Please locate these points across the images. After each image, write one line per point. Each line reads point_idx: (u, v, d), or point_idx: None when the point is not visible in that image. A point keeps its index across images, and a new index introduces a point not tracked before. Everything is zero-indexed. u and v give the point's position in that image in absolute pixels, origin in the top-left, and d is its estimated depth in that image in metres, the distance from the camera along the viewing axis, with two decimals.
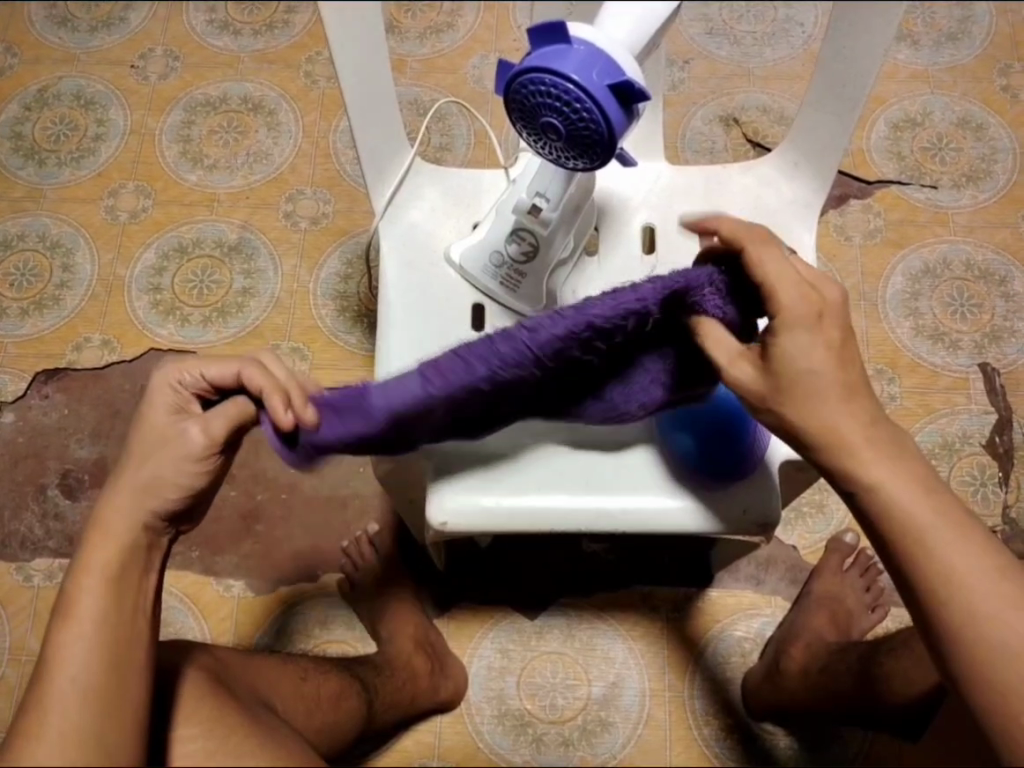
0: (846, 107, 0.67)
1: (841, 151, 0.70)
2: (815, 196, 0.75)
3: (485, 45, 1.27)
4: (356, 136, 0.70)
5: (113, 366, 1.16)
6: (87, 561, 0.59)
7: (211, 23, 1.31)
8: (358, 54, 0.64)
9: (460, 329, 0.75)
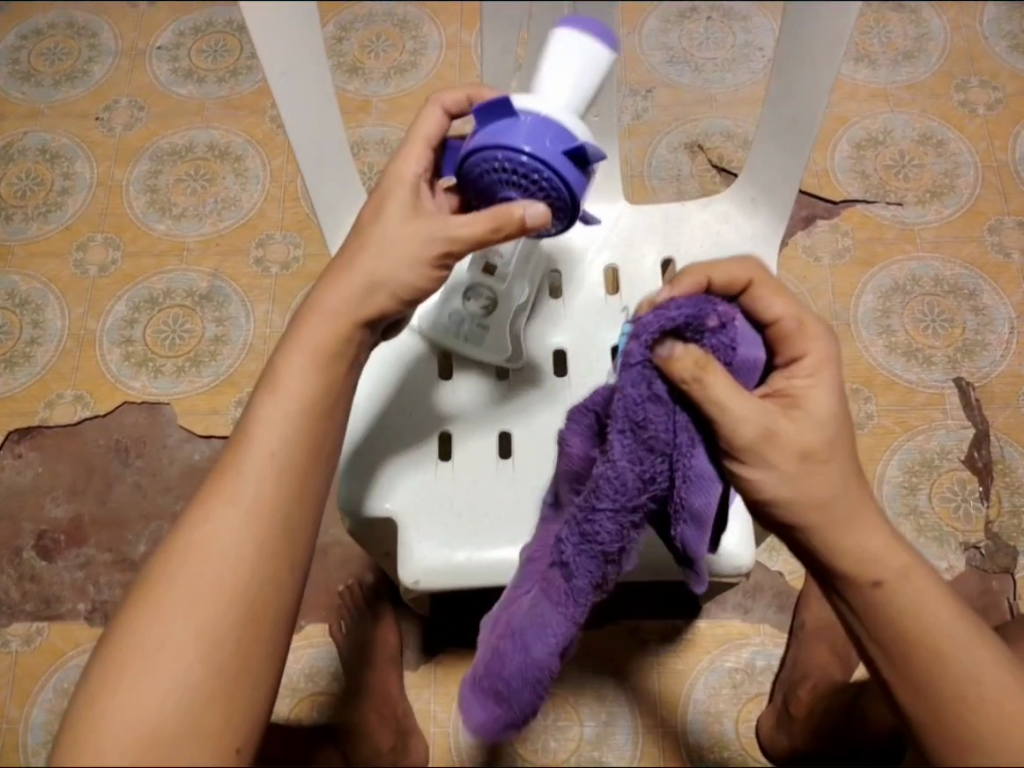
0: (795, 147, 0.68)
1: (797, 182, 0.70)
2: (774, 230, 0.74)
3: (448, 83, 1.28)
4: (312, 192, 0.71)
5: (86, 422, 1.15)
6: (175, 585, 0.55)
7: (174, 72, 1.32)
8: (308, 116, 0.65)
9: (423, 383, 0.75)
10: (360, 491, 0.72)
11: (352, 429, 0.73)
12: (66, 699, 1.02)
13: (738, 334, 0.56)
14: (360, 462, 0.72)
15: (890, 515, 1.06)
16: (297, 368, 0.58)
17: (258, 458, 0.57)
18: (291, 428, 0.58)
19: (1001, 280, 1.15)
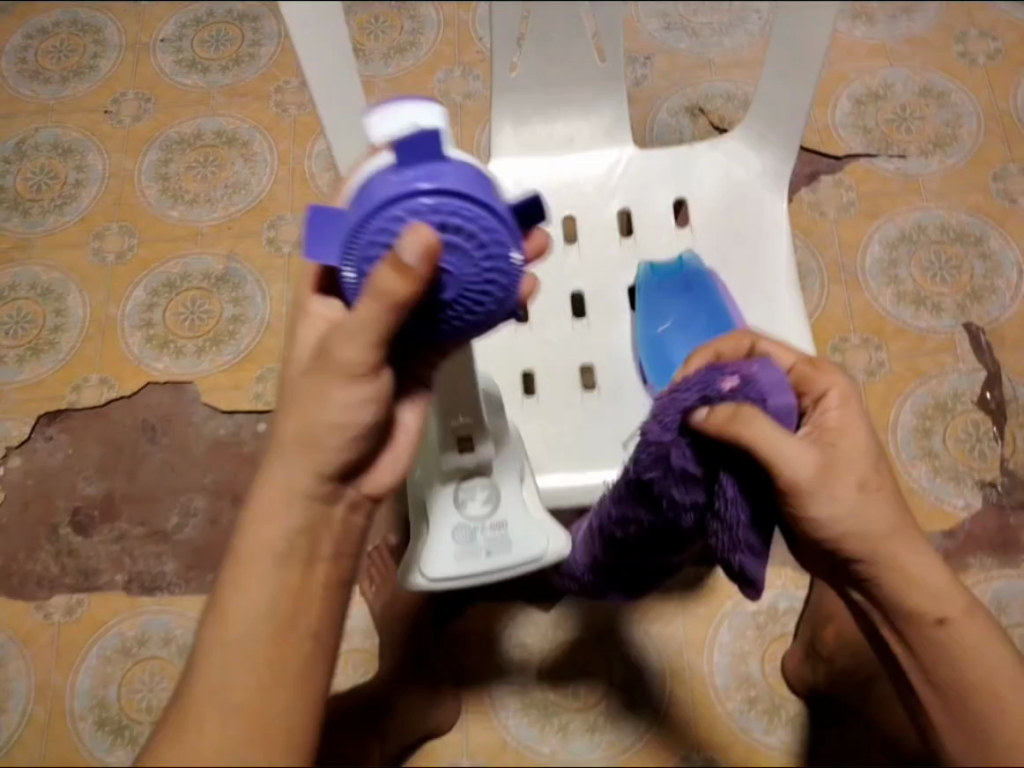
0: (806, 72, 0.68)
1: (804, 117, 0.71)
2: (783, 167, 0.75)
3: (449, 60, 1.30)
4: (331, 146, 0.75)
5: (113, 404, 1.18)
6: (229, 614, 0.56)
7: (179, 63, 1.34)
8: (324, 67, 0.69)
9: None
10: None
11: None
12: (110, 663, 1.09)
13: (769, 385, 0.61)
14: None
15: (904, 459, 1.08)
16: (284, 512, 0.57)
17: (258, 606, 0.56)
18: (284, 572, 0.57)
19: (1007, 226, 1.17)
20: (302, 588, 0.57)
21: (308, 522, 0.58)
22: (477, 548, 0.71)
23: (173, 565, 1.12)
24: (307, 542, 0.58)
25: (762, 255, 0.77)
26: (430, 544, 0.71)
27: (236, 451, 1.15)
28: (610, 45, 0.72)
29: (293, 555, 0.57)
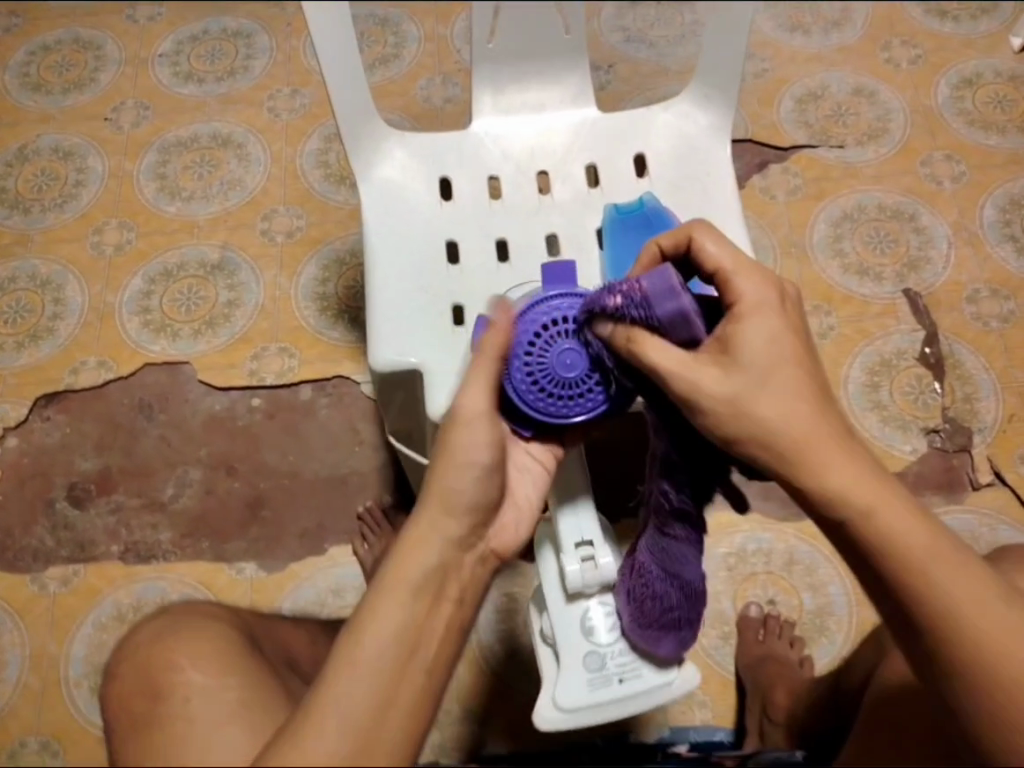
0: (738, 30, 0.83)
1: (738, 73, 0.87)
2: (726, 120, 0.90)
3: (429, 70, 1.42)
4: (335, 107, 0.85)
5: (111, 384, 1.23)
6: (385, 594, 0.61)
7: (176, 75, 1.43)
8: (331, 33, 0.80)
9: (438, 262, 0.87)
10: (388, 349, 0.83)
11: (380, 302, 0.85)
12: (105, 632, 1.11)
13: (652, 296, 0.66)
14: (389, 327, 0.84)
15: (856, 411, 1.17)
16: (428, 549, 0.63)
17: (383, 638, 0.58)
18: (416, 605, 0.61)
19: (937, 204, 1.29)
20: (429, 625, 0.61)
21: (444, 560, 0.64)
22: (608, 674, 0.81)
23: (169, 534, 1.15)
24: (439, 579, 0.63)
25: (712, 196, 0.89)
26: (566, 679, 0.82)
27: (231, 425, 1.20)
28: (574, 18, 0.87)
29: (425, 590, 0.61)
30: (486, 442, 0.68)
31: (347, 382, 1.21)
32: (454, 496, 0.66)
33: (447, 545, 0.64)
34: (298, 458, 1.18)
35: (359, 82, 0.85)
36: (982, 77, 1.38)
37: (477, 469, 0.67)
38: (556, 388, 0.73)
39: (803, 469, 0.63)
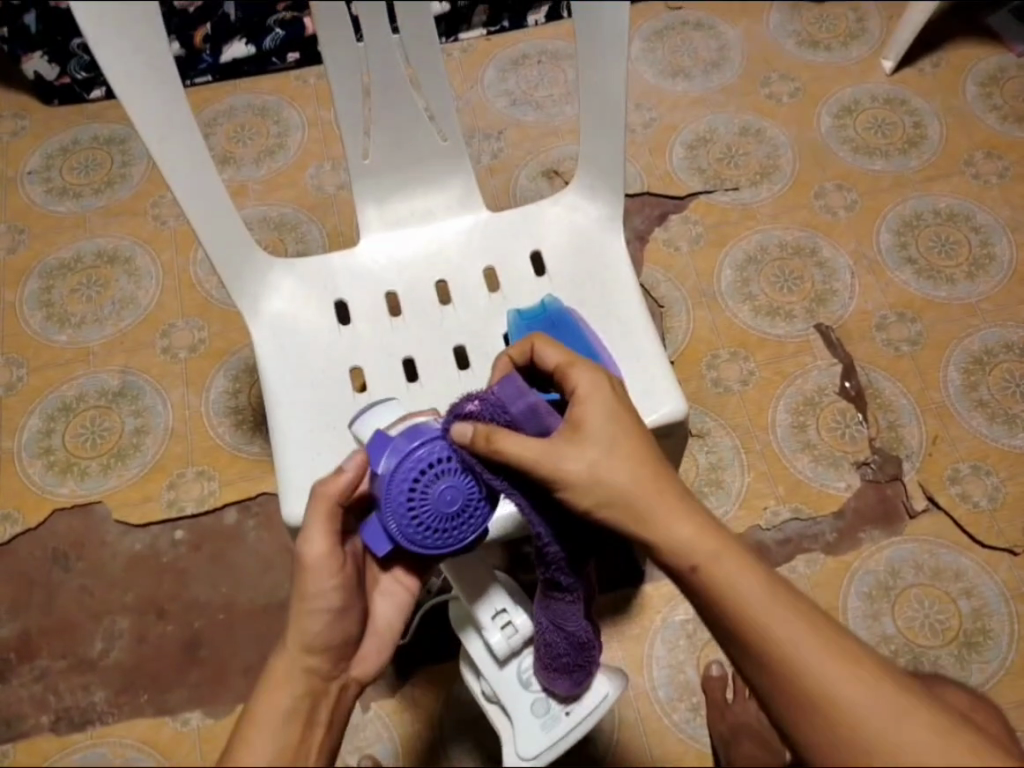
0: (615, 126, 0.80)
1: (621, 164, 0.83)
2: (615, 209, 0.87)
3: (317, 157, 1.38)
4: (207, 245, 0.80)
5: (20, 538, 1.15)
6: (255, 722, 0.64)
7: (49, 192, 1.36)
8: (188, 171, 0.75)
9: (342, 394, 0.82)
10: (299, 499, 0.77)
11: (285, 446, 0.79)
12: None
13: (504, 399, 0.66)
14: (297, 474, 0.78)
15: (787, 453, 1.19)
16: (288, 680, 0.66)
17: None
18: (287, 730, 0.65)
19: (834, 235, 1.32)
20: (301, 749, 0.65)
21: (310, 688, 0.67)
22: (554, 713, 0.87)
23: (103, 693, 1.08)
24: (308, 704, 0.67)
25: (613, 290, 0.85)
26: (522, 731, 0.87)
27: (155, 564, 1.14)
28: (447, 123, 0.84)
29: (295, 714, 0.65)
30: (335, 589, 0.67)
31: (274, 499, 1.17)
32: (308, 634, 0.67)
33: (310, 675, 0.67)
34: (231, 589, 1.13)
35: (231, 217, 0.80)
36: (860, 103, 1.42)
37: (327, 612, 0.67)
38: (438, 523, 0.66)
39: (678, 550, 0.61)
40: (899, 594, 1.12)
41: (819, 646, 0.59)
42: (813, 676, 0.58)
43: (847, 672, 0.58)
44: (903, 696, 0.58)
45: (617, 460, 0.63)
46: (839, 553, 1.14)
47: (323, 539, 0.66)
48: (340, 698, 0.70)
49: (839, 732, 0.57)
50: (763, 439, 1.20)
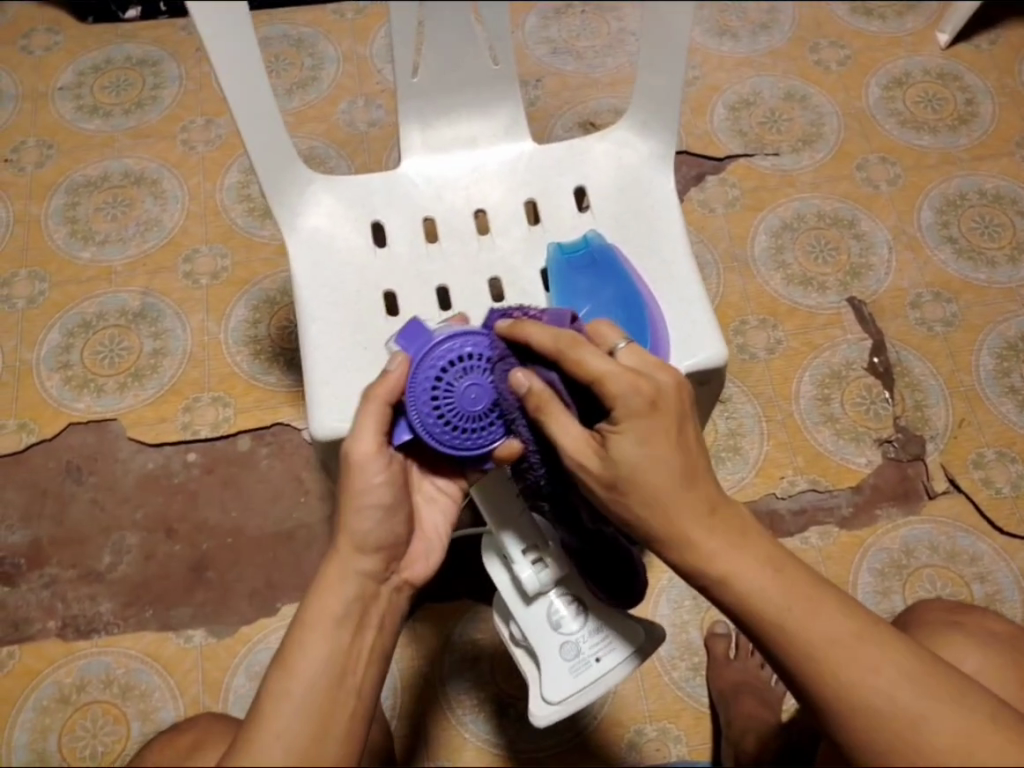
0: (674, 61, 0.81)
1: (677, 100, 0.85)
2: (665, 148, 0.89)
3: (350, 92, 1.35)
4: (252, 156, 0.81)
5: (34, 448, 1.16)
6: (305, 621, 0.63)
7: (79, 109, 1.35)
8: (243, 80, 0.76)
9: (377, 314, 0.85)
10: (328, 415, 0.80)
11: (317, 362, 0.83)
12: (48, 714, 1.05)
13: None
14: (328, 390, 0.81)
15: (809, 425, 1.18)
16: (343, 582, 0.65)
17: (313, 672, 0.61)
18: (339, 637, 0.63)
19: (874, 208, 1.29)
20: (353, 652, 0.63)
21: (361, 593, 0.65)
22: (585, 658, 0.84)
23: (109, 604, 1.09)
24: (359, 610, 0.65)
25: (658, 229, 0.87)
26: (550, 673, 0.85)
27: (167, 483, 1.14)
28: (501, 48, 0.84)
29: (347, 621, 0.64)
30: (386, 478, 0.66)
31: (287, 430, 1.16)
32: (358, 533, 0.66)
33: (363, 578, 0.66)
34: (241, 514, 1.13)
35: (278, 130, 0.81)
36: (911, 76, 1.38)
37: (376, 506, 0.67)
38: (465, 423, 0.68)
39: (709, 568, 0.62)
40: (911, 573, 1.11)
41: (844, 640, 0.60)
42: (840, 671, 0.60)
43: (870, 666, 0.59)
44: (925, 677, 0.60)
45: (646, 491, 0.61)
46: (853, 528, 1.13)
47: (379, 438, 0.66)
48: (393, 601, 0.69)
49: (865, 726, 0.59)
50: (785, 409, 1.18)
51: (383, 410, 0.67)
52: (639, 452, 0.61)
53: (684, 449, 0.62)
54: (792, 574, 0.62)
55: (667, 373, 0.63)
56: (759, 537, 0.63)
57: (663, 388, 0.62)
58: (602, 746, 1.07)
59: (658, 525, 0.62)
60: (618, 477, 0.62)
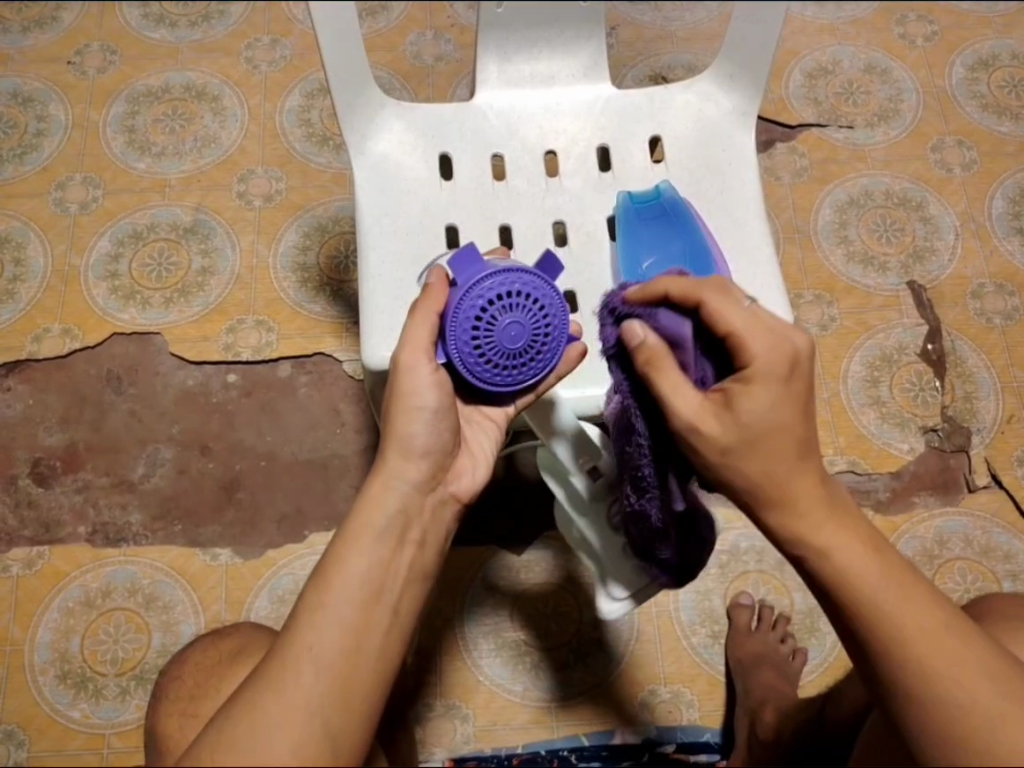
0: (772, 12, 0.78)
1: (770, 54, 0.81)
2: (749, 103, 0.86)
3: (420, 24, 1.32)
4: (329, 77, 0.79)
5: (76, 354, 1.16)
6: (346, 532, 0.63)
7: (145, 17, 1.32)
8: None
9: (437, 248, 0.83)
10: (380, 345, 0.79)
11: (373, 290, 0.81)
12: (72, 617, 1.06)
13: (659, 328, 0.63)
14: (382, 320, 0.80)
15: (854, 406, 1.16)
16: (387, 494, 0.65)
17: (352, 581, 0.60)
18: (379, 548, 0.62)
19: (945, 192, 1.25)
20: (395, 565, 0.63)
21: (404, 506, 0.65)
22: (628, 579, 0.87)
23: (140, 515, 1.10)
24: (401, 523, 0.64)
25: (732, 186, 0.85)
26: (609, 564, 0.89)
27: (204, 402, 1.14)
28: None
29: (388, 532, 0.63)
30: (432, 385, 0.66)
31: (328, 360, 1.16)
32: (408, 444, 0.66)
33: (409, 490, 0.65)
34: (276, 439, 1.13)
35: (356, 48, 0.79)
36: (998, 59, 1.33)
37: (425, 414, 0.67)
38: (499, 358, 0.68)
39: (805, 543, 0.59)
40: (943, 564, 1.09)
41: (930, 630, 0.58)
42: (922, 662, 0.58)
43: (951, 659, 0.58)
44: (993, 673, 0.59)
45: (765, 454, 0.58)
46: (888, 511, 1.11)
47: (425, 346, 0.66)
48: (439, 521, 0.68)
49: (938, 715, 0.58)
50: (831, 387, 1.16)
51: (431, 319, 0.67)
52: (770, 416, 0.58)
53: (805, 422, 0.59)
54: (889, 557, 0.60)
55: (802, 335, 0.59)
56: (859, 518, 0.61)
57: (799, 353, 0.58)
58: (616, 701, 1.07)
59: (768, 492, 0.59)
60: (745, 438, 0.58)
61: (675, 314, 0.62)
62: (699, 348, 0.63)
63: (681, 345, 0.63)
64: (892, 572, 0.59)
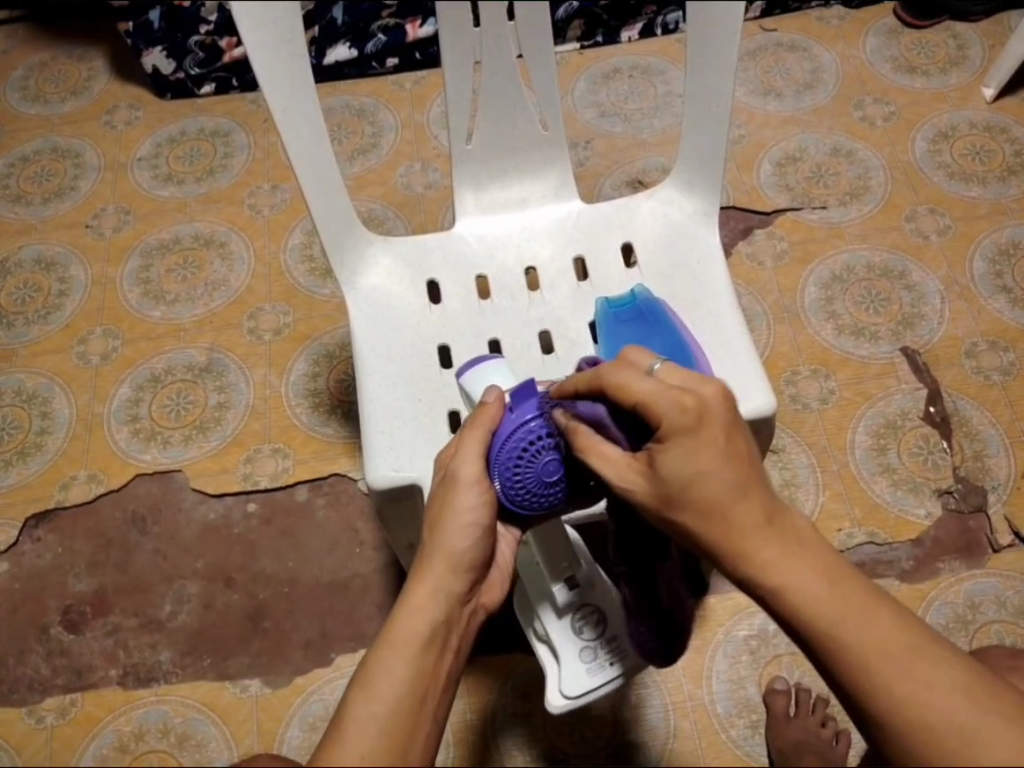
0: (716, 126, 0.85)
1: (721, 160, 0.88)
2: (710, 204, 0.91)
3: (408, 157, 1.42)
4: (319, 223, 0.87)
5: (103, 498, 1.20)
6: (391, 638, 0.65)
7: (156, 178, 1.44)
8: (311, 152, 0.81)
9: (431, 367, 0.88)
10: (384, 466, 0.82)
11: (373, 414, 0.85)
12: (105, 764, 1.06)
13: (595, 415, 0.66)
14: (384, 441, 0.84)
15: (865, 475, 1.16)
16: (432, 604, 0.67)
17: (397, 690, 0.63)
18: (422, 660, 0.65)
19: (925, 259, 1.29)
20: (436, 673, 0.66)
21: (447, 614, 0.67)
22: (602, 660, 0.87)
23: (168, 653, 1.11)
24: (443, 633, 0.67)
25: (703, 282, 0.89)
26: (566, 671, 0.87)
27: (227, 534, 1.17)
28: (550, 115, 0.90)
29: (432, 643, 0.66)
30: (484, 504, 0.69)
31: (344, 480, 1.19)
32: (456, 555, 0.68)
33: (455, 605, 0.68)
34: (297, 564, 1.15)
35: (340, 196, 0.86)
36: (957, 129, 1.39)
37: (477, 528, 0.69)
38: (538, 488, 0.70)
39: (764, 579, 0.58)
40: (978, 629, 1.07)
41: (899, 654, 0.58)
42: (897, 689, 0.58)
43: (926, 681, 0.58)
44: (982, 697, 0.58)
45: (701, 500, 0.58)
46: (915, 580, 1.09)
47: (478, 463, 0.70)
48: (470, 624, 0.71)
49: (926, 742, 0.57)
50: (840, 459, 1.17)
51: (482, 437, 0.71)
52: (689, 463, 0.58)
53: (736, 458, 0.58)
54: (849, 588, 0.59)
55: (711, 384, 0.60)
56: (818, 545, 0.60)
57: (706, 401, 0.59)
58: None
59: (711, 536, 0.59)
60: (672, 490, 0.59)
61: (591, 399, 0.66)
62: (619, 423, 0.65)
63: (602, 425, 0.66)
64: (849, 597, 0.58)
